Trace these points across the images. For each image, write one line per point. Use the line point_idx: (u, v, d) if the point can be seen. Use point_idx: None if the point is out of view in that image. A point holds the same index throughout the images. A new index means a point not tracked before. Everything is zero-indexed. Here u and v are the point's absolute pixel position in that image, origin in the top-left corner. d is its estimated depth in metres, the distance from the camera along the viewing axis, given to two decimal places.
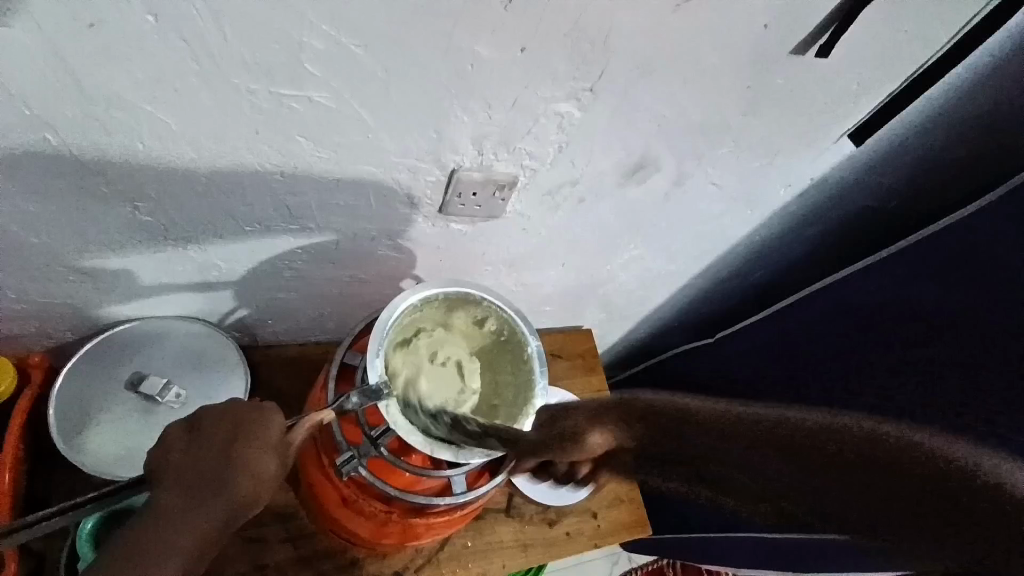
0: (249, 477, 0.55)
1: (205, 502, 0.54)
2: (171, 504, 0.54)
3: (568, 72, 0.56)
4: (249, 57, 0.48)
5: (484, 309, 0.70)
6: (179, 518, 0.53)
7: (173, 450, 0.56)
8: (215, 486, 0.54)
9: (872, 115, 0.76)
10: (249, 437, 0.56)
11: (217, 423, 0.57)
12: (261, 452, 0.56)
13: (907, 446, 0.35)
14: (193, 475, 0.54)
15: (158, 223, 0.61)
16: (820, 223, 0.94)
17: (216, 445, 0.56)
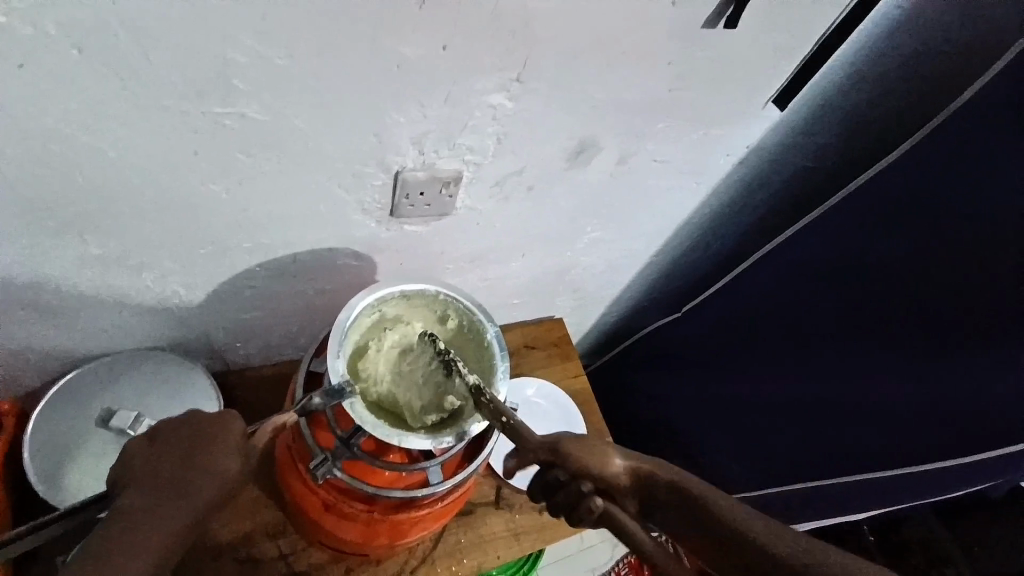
0: (213, 481, 0.43)
1: (169, 509, 0.41)
2: (110, 541, 0.39)
3: (494, 64, 0.54)
4: (181, 81, 0.45)
5: (442, 303, 0.59)
6: (144, 524, 0.40)
7: (142, 462, 0.44)
8: (178, 491, 0.42)
9: (793, 77, 0.73)
10: (206, 442, 0.45)
11: (178, 430, 0.45)
12: (221, 457, 0.44)
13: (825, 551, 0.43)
14: (160, 483, 0.42)
15: (108, 255, 0.57)
16: (769, 188, 0.91)
17: (179, 450, 0.44)
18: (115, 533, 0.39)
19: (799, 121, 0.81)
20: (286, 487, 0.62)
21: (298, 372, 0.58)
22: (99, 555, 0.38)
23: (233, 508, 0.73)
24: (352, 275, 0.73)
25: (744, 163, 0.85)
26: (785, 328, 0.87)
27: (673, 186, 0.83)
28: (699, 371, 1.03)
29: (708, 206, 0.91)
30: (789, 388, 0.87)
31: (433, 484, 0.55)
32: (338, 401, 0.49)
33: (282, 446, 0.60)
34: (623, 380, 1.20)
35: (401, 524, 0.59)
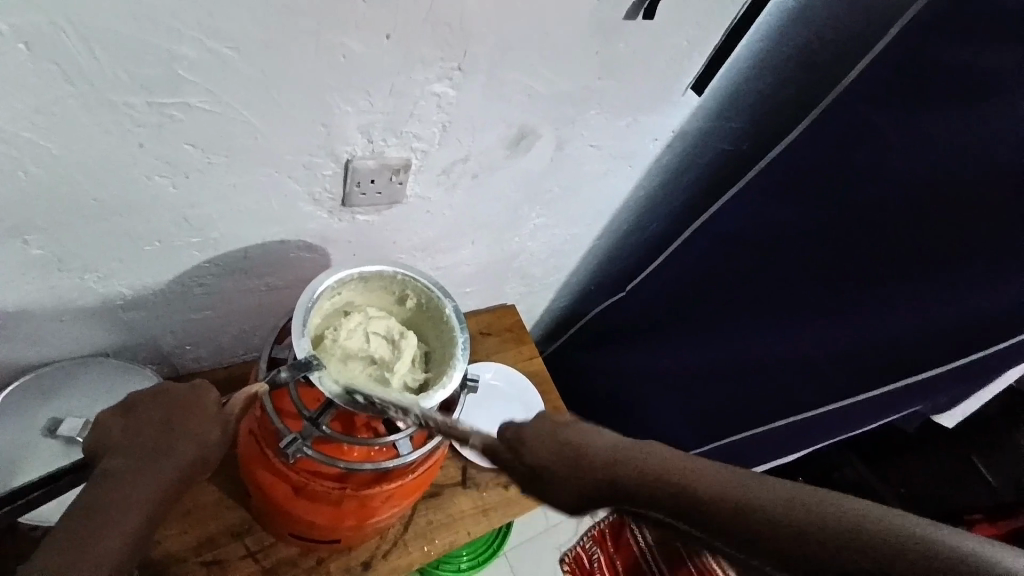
0: (193, 443, 0.45)
1: (155, 468, 0.43)
2: (100, 500, 0.40)
3: (434, 54, 0.57)
4: (127, 74, 0.46)
5: (400, 284, 0.62)
6: (131, 482, 0.41)
7: (120, 430, 0.45)
8: (160, 453, 0.43)
9: (706, 65, 0.81)
10: (184, 411, 0.46)
11: (155, 402, 0.46)
12: (198, 424, 0.46)
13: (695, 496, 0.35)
14: (141, 448, 0.43)
15: (50, 256, 0.56)
16: (694, 170, 0.99)
17: (157, 418, 0.46)
18: (103, 494, 0.40)
19: (716, 106, 0.90)
20: (252, 478, 0.62)
21: (260, 358, 0.59)
22: (91, 514, 0.39)
23: (192, 512, 0.72)
24: (305, 268, 0.74)
25: (670, 147, 0.93)
26: (717, 296, 0.95)
27: (608, 170, 0.89)
28: (644, 344, 1.10)
29: (642, 189, 0.98)
30: (726, 351, 0.95)
31: (402, 454, 0.58)
32: (306, 373, 0.51)
33: (247, 436, 0.61)
34: (575, 362, 1.26)
35: (371, 500, 0.61)
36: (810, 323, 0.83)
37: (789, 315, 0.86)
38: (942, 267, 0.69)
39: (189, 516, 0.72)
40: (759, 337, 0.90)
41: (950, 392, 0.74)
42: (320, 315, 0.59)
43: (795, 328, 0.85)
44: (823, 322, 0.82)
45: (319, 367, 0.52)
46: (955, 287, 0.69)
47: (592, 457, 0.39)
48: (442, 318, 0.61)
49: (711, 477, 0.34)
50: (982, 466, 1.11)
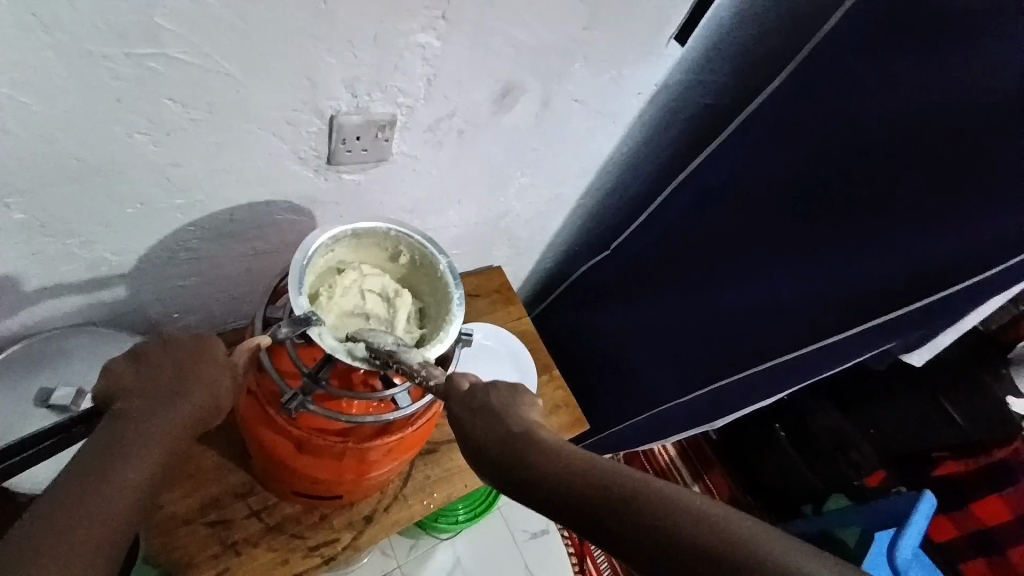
0: (206, 390, 0.46)
1: (172, 411, 0.44)
2: (116, 441, 0.41)
3: (419, 1, 0.56)
4: (101, 22, 0.44)
5: (393, 241, 0.62)
6: (146, 425, 0.42)
7: (130, 376, 0.45)
8: (173, 398, 0.44)
9: (690, 15, 0.80)
10: (194, 362, 0.47)
11: (165, 350, 0.47)
12: (210, 373, 0.47)
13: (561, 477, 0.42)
14: (153, 394, 0.44)
15: (30, 220, 0.54)
16: (676, 125, 0.99)
17: (168, 365, 0.46)
18: (119, 435, 0.41)
19: (700, 58, 0.89)
20: (254, 437, 0.63)
21: (256, 318, 0.59)
22: (109, 454, 0.40)
23: (192, 477, 0.73)
24: (292, 230, 0.73)
25: (653, 102, 0.93)
26: (700, 250, 0.97)
27: (592, 125, 0.89)
28: (630, 301, 1.13)
29: (625, 145, 0.98)
30: (708, 303, 0.98)
31: (402, 408, 0.59)
32: (305, 328, 0.51)
33: (246, 396, 0.61)
34: (562, 322, 1.28)
35: (372, 455, 0.62)
36: (789, 271, 0.86)
37: (769, 265, 0.88)
38: (914, 211, 0.72)
39: (191, 479, 0.73)
40: (741, 288, 0.93)
41: (920, 331, 0.78)
42: (314, 272, 0.59)
43: (775, 277, 0.88)
44: (802, 269, 0.84)
45: (318, 322, 0.52)
46: (927, 229, 0.72)
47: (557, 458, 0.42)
48: (436, 274, 0.61)
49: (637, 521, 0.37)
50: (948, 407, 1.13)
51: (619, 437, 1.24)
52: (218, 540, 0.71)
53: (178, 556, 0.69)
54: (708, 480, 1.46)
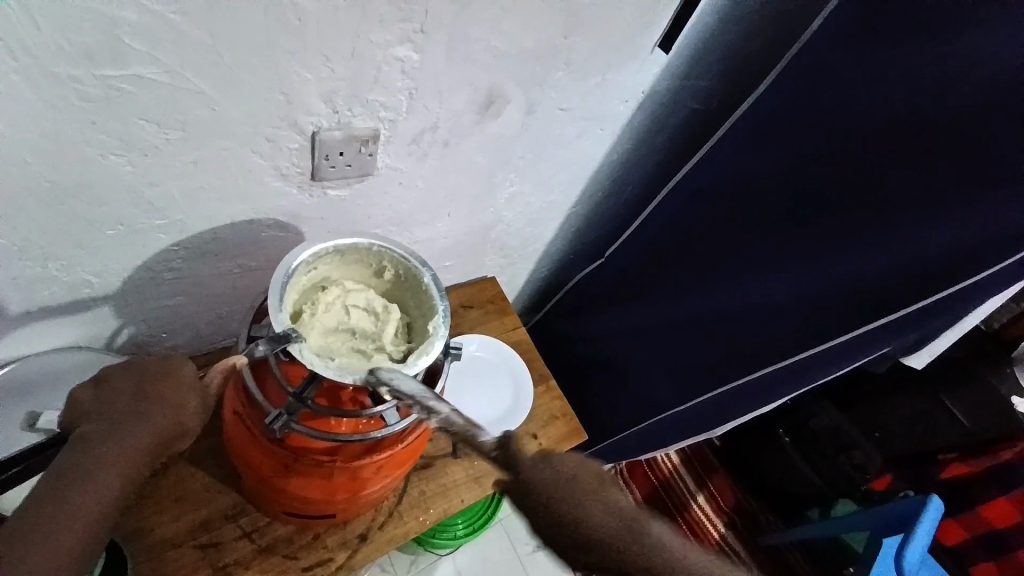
0: (168, 413, 0.45)
1: (131, 435, 0.43)
2: (72, 466, 0.40)
3: (393, 13, 0.55)
4: (66, 43, 0.44)
5: (377, 255, 0.61)
6: (106, 451, 0.41)
7: (92, 404, 0.44)
8: (135, 421, 0.44)
9: (672, 22, 0.81)
10: (159, 382, 0.46)
11: (127, 375, 0.46)
12: (175, 393, 0.46)
13: (563, 500, 0.43)
14: (116, 415, 0.44)
15: (7, 244, 0.54)
16: (664, 131, 0.99)
17: (130, 390, 0.45)
18: (75, 460, 0.40)
19: (685, 64, 0.90)
20: (242, 459, 0.63)
21: (239, 339, 0.58)
22: (64, 482, 0.39)
23: (182, 499, 0.72)
24: (279, 247, 0.73)
25: (641, 108, 0.93)
26: (692, 255, 0.97)
27: (578, 133, 0.89)
28: (624, 307, 1.12)
29: (614, 153, 0.98)
30: (704, 308, 0.97)
31: (390, 424, 0.58)
32: (285, 345, 0.51)
33: (231, 417, 0.61)
34: (557, 331, 1.27)
35: (361, 473, 0.61)
36: (783, 276, 0.85)
37: (761, 269, 0.87)
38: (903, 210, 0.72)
39: (181, 502, 0.72)
40: (735, 292, 0.92)
41: (915, 331, 0.76)
42: (297, 289, 0.58)
43: (768, 281, 0.87)
44: (796, 272, 0.83)
45: (299, 339, 0.52)
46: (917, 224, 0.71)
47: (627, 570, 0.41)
48: (421, 288, 0.61)
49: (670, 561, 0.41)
50: (949, 403, 1.15)
51: (619, 447, 1.22)
52: (209, 563, 0.70)
53: None
54: (714, 489, 1.43)
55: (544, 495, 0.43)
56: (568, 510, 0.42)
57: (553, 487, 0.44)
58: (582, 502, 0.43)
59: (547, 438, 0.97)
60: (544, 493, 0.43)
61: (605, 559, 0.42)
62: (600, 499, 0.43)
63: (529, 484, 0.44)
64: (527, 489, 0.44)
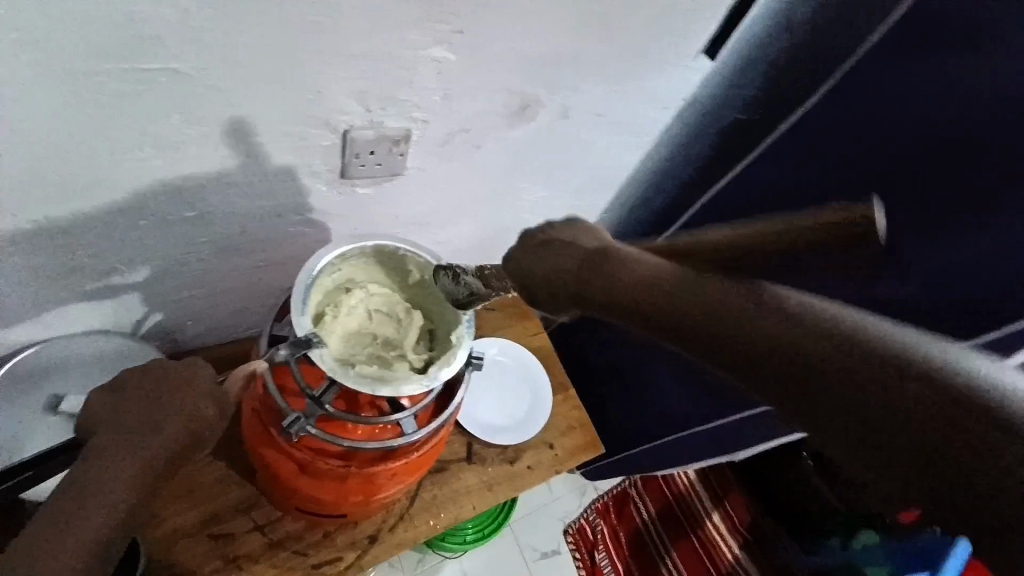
0: (185, 419, 0.44)
1: (147, 443, 0.42)
2: (90, 474, 0.40)
3: (432, 14, 0.54)
4: (103, 36, 0.43)
5: (403, 260, 0.60)
6: (122, 459, 0.41)
7: (111, 408, 0.44)
8: (152, 429, 0.43)
9: (720, 29, 0.77)
10: (177, 388, 0.45)
11: (146, 380, 0.45)
12: (192, 398, 0.45)
13: (548, 264, 0.43)
14: (128, 424, 0.43)
15: (39, 231, 0.54)
16: (702, 140, 0.96)
17: (147, 395, 0.45)
18: (86, 473, 0.40)
19: (728, 72, 0.86)
20: (258, 456, 0.62)
21: (261, 337, 0.58)
22: (74, 495, 0.39)
23: (197, 489, 0.73)
24: (305, 243, 0.72)
25: (679, 116, 0.89)
26: None
27: (613, 139, 0.86)
28: None
29: (648, 160, 0.95)
30: None
31: (407, 434, 0.58)
32: (306, 351, 0.50)
33: (250, 414, 0.61)
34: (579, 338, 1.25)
35: (376, 478, 0.61)
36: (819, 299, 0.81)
37: None
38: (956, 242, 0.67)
39: (196, 491, 0.73)
40: None
41: None
42: (321, 291, 0.58)
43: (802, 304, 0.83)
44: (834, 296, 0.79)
45: (319, 345, 0.51)
46: None
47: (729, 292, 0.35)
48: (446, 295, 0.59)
49: (653, 275, 0.38)
50: None
51: (634, 460, 1.19)
52: (220, 554, 0.70)
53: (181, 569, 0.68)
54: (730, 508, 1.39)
55: (528, 262, 0.45)
56: (560, 282, 0.42)
57: (532, 266, 0.44)
58: (558, 266, 0.43)
59: (563, 449, 0.95)
60: (536, 269, 0.44)
61: (591, 301, 0.41)
62: (577, 250, 0.43)
63: (519, 270, 0.45)
64: (521, 275, 0.45)
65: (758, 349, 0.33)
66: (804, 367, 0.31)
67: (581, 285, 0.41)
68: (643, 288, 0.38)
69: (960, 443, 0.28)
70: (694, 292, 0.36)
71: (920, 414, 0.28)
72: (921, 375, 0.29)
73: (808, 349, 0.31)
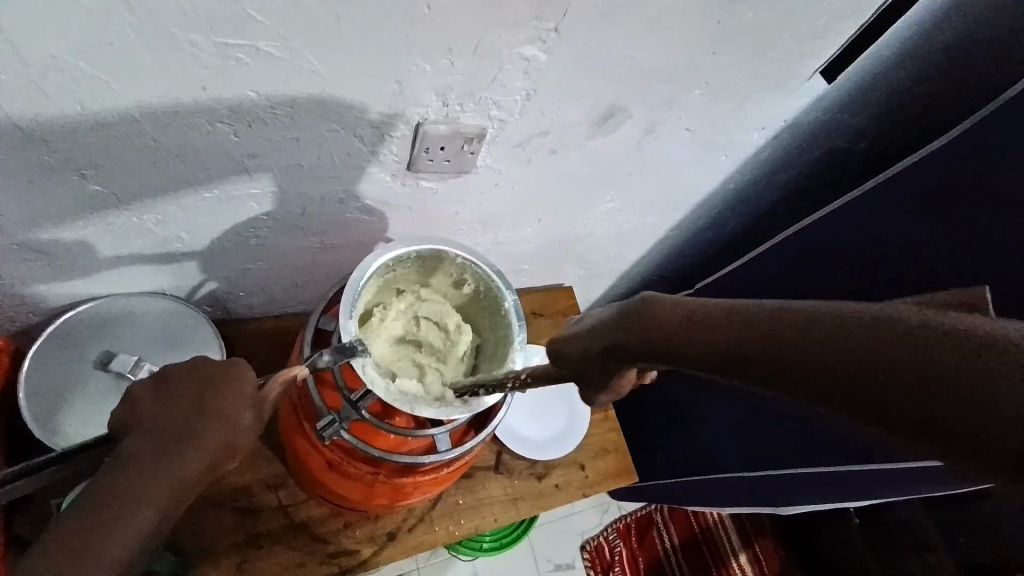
0: (219, 430, 0.43)
1: (179, 452, 0.41)
2: (121, 480, 0.39)
3: (531, 11, 0.49)
4: (188, 7, 0.41)
5: (460, 267, 0.57)
6: (154, 467, 0.40)
7: (149, 407, 0.43)
8: (187, 437, 0.42)
9: (845, 49, 0.68)
10: (216, 393, 0.44)
11: (187, 380, 0.45)
12: (230, 406, 0.44)
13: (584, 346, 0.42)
14: (164, 431, 0.42)
15: (107, 194, 0.54)
16: (797, 166, 0.87)
17: (186, 398, 0.44)
18: (113, 480, 0.39)
19: (844, 97, 0.77)
20: (289, 444, 0.61)
21: (306, 329, 0.56)
22: (104, 501, 0.38)
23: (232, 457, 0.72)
24: (362, 230, 0.70)
25: (777, 139, 0.81)
26: None
27: (700, 157, 0.79)
28: None
29: (733, 182, 0.87)
30: None
31: (440, 451, 0.55)
32: (348, 359, 0.48)
33: (287, 404, 0.59)
34: None
35: (403, 487, 0.58)
36: None
37: None
38: None
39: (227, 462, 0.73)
40: None
41: None
42: (372, 290, 0.56)
43: None
44: None
45: (363, 353, 0.49)
46: None
47: (738, 310, 0.34)
48: (499, 311, 0.56)
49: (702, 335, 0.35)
50: None
51: (665, 490, 1.14)
52: (242, 528, 0.71)
53: (205, 537, 0.69)
54: (759, 550, 1.31)
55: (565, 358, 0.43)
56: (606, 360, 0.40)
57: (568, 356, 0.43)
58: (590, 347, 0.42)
59: (595, 473, 0.91)
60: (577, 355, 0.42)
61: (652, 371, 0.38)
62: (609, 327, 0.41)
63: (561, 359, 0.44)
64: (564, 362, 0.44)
65: (778, 356, 0.31)
66: (879, 388, 0.28)
67: (610, 335, 0.40)
68: (672, 326, 0.36)
69: (984, 385, 0.26)
70: (703, 322, 0.35)
71: (933, 359, 0.27)
72: (963, 345, 0.27)
73: (813, 339, 0.30)
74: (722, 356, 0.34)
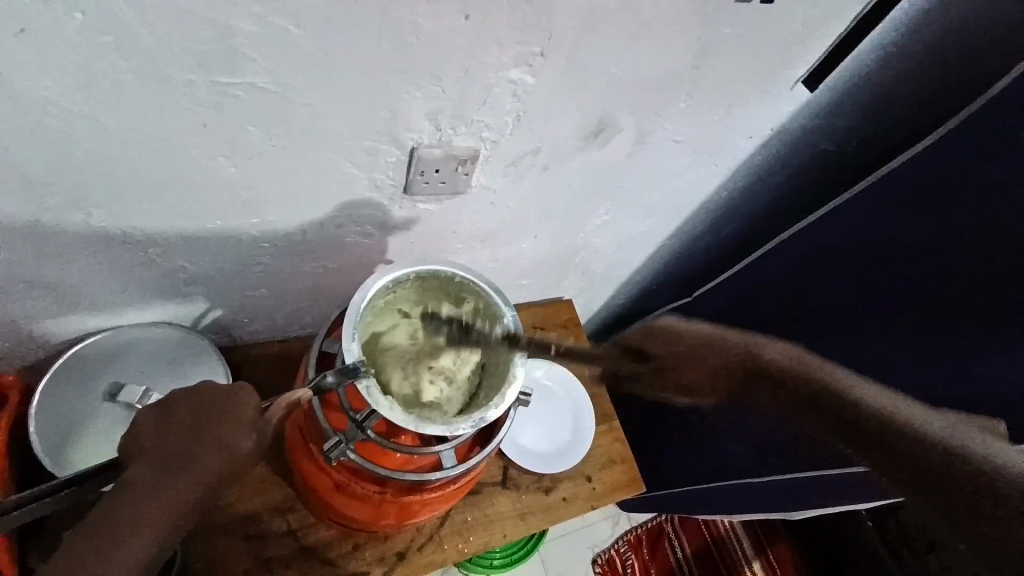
0: (220, 455, 0.44)
1: (180, 479, 0.42)
2: (121, 509, 0.40)
3: (515, 36, 0.51)
4: (186, 50, 0.43)
5: (457, 285, 0.58)
6: (154, 495, 0.41)
7: (151, 433, 0.44)
8: (187, 465, 0.43)
9: (822, 56, 0.70)
10: (216, 420, 0.45)
11: (189, 406, 0.46)
12: (229, 432, 0.45)
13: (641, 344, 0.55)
14: (166, 456, 0.43)
15: (112, 229, 0.55)
16: (786, 171, 0.89)
17: (188, 424, 0.45)
18: (113, 506, 0.40)
19: (827, 102, 0.79)
20: (297, 468, 0.62)
21: (309, 352, 0.58)
22: (104, 529, 0.39)
23: (245, 480, 0.73)
24: (362, 253, 0.71)
25: (764, 145, 0.83)
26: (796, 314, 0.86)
27: (690, 167, 0.80)
28: None
29: (724, 189, 0.89)
30: None
31: (445, 468, 0.56)
32: (352, 380, 0.49)
33: (294, 427, 0.60)
34: None
35: (412, 505, 0.59)
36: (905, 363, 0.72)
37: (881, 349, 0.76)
38: None
39: (237, 488, 0.73)
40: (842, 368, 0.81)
41: None
42: (372, 312, 0.57)
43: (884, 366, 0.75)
44: (929, 364, 0.71)
45: (366, 374, 0.50)
46: None
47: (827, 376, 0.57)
48: (497, 327, 0.57)
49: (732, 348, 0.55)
50: None
51: (675, 499, 1.14)
52: (253, 555, 0.71)
53: (215, 565, 0.69)
54: (774, 557, 1.28)
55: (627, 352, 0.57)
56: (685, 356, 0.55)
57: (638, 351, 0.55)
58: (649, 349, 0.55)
59: (602, 484, 0.90)
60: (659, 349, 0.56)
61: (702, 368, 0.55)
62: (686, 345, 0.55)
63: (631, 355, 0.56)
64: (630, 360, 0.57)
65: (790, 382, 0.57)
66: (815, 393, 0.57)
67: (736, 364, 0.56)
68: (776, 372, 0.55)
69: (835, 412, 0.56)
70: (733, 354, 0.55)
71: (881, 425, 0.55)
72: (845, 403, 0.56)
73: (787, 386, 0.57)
74: (839, 415, 0.56)
